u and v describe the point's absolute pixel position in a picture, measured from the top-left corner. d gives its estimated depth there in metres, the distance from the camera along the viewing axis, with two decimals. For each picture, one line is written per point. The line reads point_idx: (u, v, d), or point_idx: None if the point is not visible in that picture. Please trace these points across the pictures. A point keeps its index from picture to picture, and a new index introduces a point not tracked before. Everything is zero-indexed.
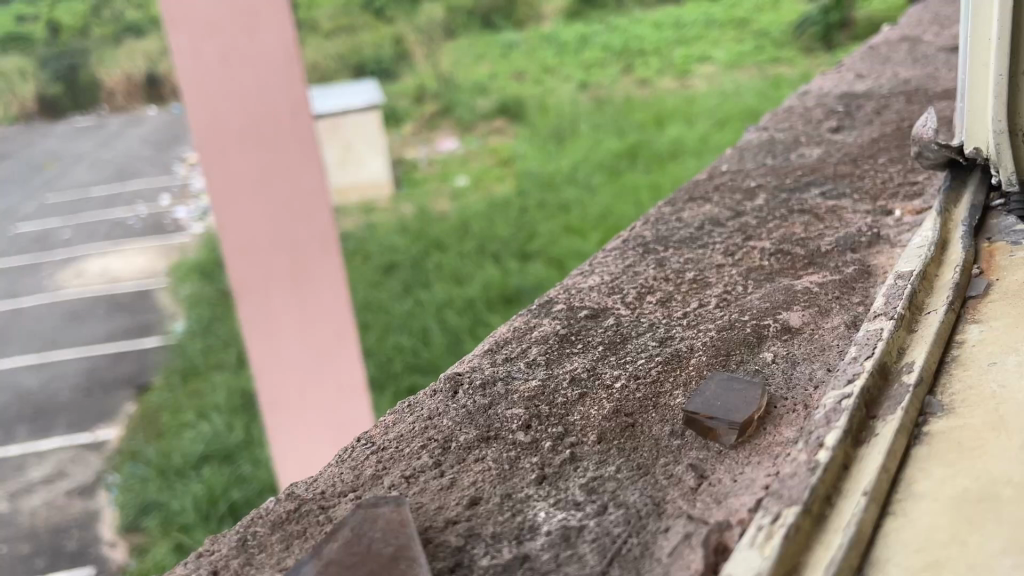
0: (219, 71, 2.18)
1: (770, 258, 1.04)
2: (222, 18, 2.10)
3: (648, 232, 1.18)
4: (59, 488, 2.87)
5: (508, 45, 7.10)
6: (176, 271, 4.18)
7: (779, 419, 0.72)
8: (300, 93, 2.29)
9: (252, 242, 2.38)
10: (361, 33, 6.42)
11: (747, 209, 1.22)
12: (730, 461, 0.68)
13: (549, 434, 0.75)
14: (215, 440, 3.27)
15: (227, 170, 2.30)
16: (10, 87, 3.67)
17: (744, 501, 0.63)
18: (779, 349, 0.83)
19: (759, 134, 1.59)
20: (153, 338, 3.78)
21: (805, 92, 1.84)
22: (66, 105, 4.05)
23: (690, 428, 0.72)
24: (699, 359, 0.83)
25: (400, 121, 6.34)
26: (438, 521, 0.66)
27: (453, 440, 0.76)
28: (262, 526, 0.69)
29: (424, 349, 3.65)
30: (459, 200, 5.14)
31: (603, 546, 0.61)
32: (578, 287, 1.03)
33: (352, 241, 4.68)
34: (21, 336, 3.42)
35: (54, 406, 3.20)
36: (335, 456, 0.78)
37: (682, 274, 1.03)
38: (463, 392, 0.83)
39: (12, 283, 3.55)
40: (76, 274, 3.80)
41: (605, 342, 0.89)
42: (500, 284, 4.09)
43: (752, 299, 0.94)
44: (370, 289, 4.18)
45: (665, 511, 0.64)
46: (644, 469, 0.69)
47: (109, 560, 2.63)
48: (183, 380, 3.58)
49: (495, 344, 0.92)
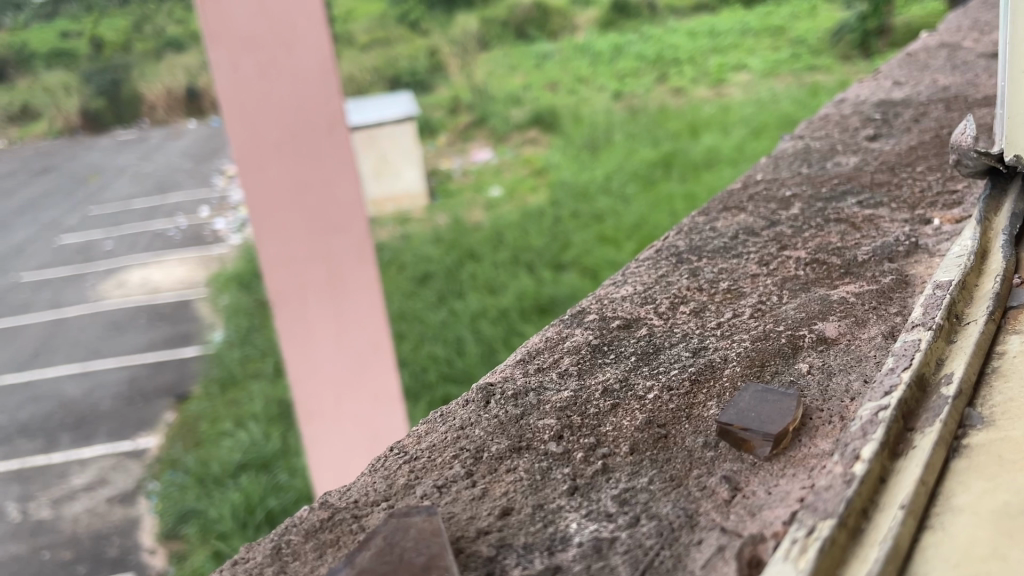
0: (257, 85, 2.21)
1: (805, 268, 1.03)
2: (259, 32, 2.14)
3: (682, 242, 1.18)
4: (102, 495, 2.94)
5: (541, 54, 6.83)
6: (214, 283, 4.19)
7: (814, 431, 0.71)
8: (336, 106, 2.31)
9: (288, 251, 2.40)
10: (397, 46, 6.26)
11: (782, 218, 1.20)
12: (765, 474, 0.67)
13: (581, 445, 0.75)
14: (252, 448, 3.34)
15: (264, 181, 2.32)
16: (57, 102, 3.91)
17: (778, 514, 0.62)
18: (815, 360, 0.82)
19: (795, 142, 1.58)
20: (193, 347, 3.82)
21: (841, 100, 1.82)
22: (109, 118, 4.37)
23: (724, 439, 0.72)
24: (733, 370, 0.82)
25: (435, 132, 6.39)
26: (471, 531, 0.66)
27: (486, 450, 0.77)
28: (295, 534, 0.70)
29: (458, 358, 3.68)
30: (492, 210, 5.17)
31: (635, 558, 0.60)
32: (610, 296, 1.03)
33: (387, 250, 4.73)
34: (66, 345, 3.49)
35: (96, 414, 3.28)
36: (368, 466, 0.78)
37: (716, 284, 1.02)
38: (495, 402, 0.84)
39: (56, 293, 3.63)
40: (117, 284, 3.87)
41: (638, 353, 0.89)
42: (534, 293, 4.10)
43: (787, 309, 0.93)
44: (405, 298, 4.21)
45: (698, 523, 0.63)
46: (677, 480, 0.68)
47: (149, 566, 2.71)
48: (222, 390, 3.65)
49: (527, 354, 0.92)
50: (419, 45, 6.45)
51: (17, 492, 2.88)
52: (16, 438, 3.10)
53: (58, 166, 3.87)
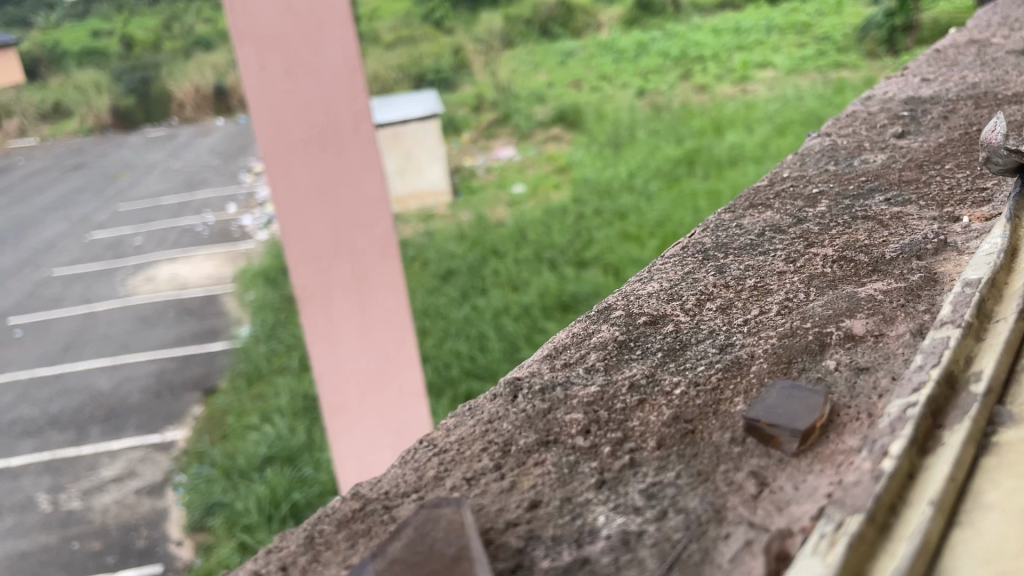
0: (284, 83, 2.23)
1: (833, 266, 1.03)
2: (287, 31, 2.16)
3: (708, 239, 1.18)
4: (130, 487, 3.01)
5: (564, 52, 6.34)
6: (242, 278, 4.30)
7: (841, 427, 0.72)
8: (363, 104, 2.33)
9: (314, 247, 2.42)
10: (422, 45, 6.19)
11: (808, 216, 1.20)
12: (792, 469, 0.68)
13: (609, 439, 0.76)
14: (278, 441, 3.37)
15: (291, 178, 2.35)
16: (86, 100, 3.94)
17: (806, 509, 0.63)
18: (842, 357, 0.82)
19: (822, 140, 1.57)
20: (220, 342, 3.87)
21: (869, 97, 1.81)
22: (139, 117, 4.41)
23: (751, 435, 0.72)
24: (760, 367, 0.83)
25: (459, 129, 6.65)
26: (499, 523, 0.67)
27: (513, 443, 0.78)
28: (328, 524, 0.72)
29: (481, 354, 3.70)
30: (515, 207, 5.17)
31: (662, 551, 0.61)
32: (636, 293, 1.04)
33: (410, 248, 4.77)
34: (95, 341, 3.68)
35: (126, 406, 3.37)
36: (399, 458, 0.79)
37: (743, 281, 1.02)
38: (522, 397, 0.84)
39: (86, 288, 3.85)
40: (146, 280, 4.06)
41: (665, 349, 0.89)
42: (557, 290, 4.09)
43: (814, 306, 0.93)
44: (428, 295, 4.24)
45: (726, 517, 0.64)
46: (704, 475, 0.69)
47: (176, 558, 2.74)
48: (248, 383, 3.70)
49: (554, 350, 0.93)
50: (444, 43, 6.28)
51: (48, 484, 2.95)
52: (47, 430, 3.19)
53: (87, 165, 4.03)
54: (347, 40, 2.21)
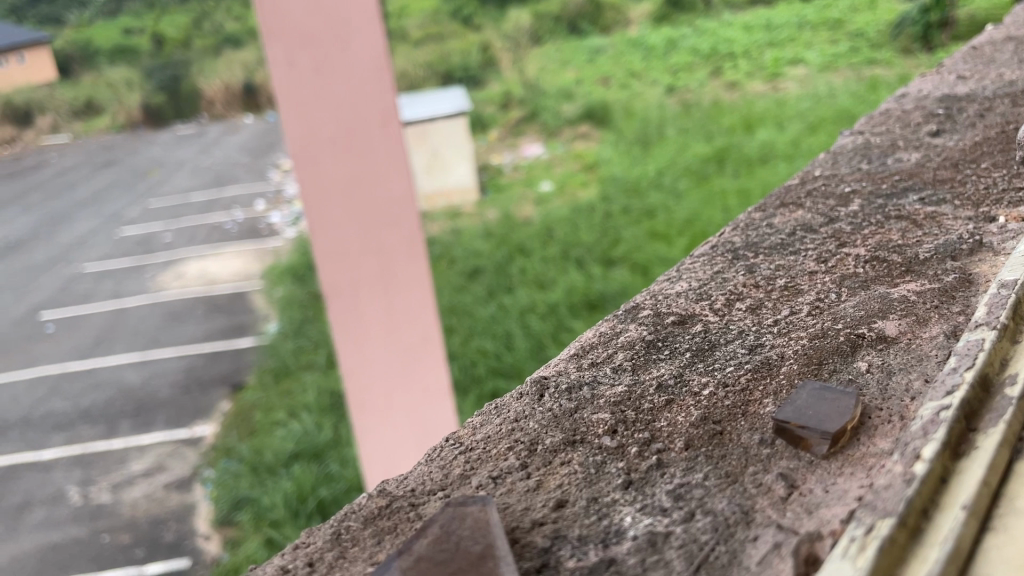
0: (312, 81, 2.24)
1: (865, 266, 1.02)
2: (315, 29, 2.17)
3: (737, 238, 1.17)
4: (159, 481, 3.07)
5: (593, 50, 6.56)
6: (270, 274, 4.43)
7: (873, 429, 0.71)
8: (391, 102, 2.33)
9: (343, 244, 2.44)
10: (450, 41, 6.41)
11: (840, 215, 1.19)
12: (822, 472, 0.67)
13: (636, 439, 0.75)
14: (304, 438, 3.37)
15: (319, 175, 2.36)
16: (117, 97, 3.96)
17: (836, 512, 0.62)
18: (874, 358, 0.81)
19: (855, 138, 1.55)
20: (248, 338, 3.98)
21: (903, 95, 1.78)
22: (169, 113, 4.45)
23: (780, 437, 0.71)
24: (790, 368, 0.82)
25: (486, 127, 6.55)
26: (526, 522, 0.67)
27: (540, 442, 0.78)
28: (354, 521, 0.72)
29: (507, 353, 3.71)
30: (543, 205, 5.17)
31: (689, 553, 0.61)
32: (665, 293, 1.03)
33: (437, 247, 4.81)
34: (126, 335, 3.78)
35: (155, 400, 3.45)
36: (425, 455, 0.80)
37: (773, 281, 1.01)
38: (549, 396, 0.84)
39: (117, 284, 3.97)
40: (176, 276, 4.22)
41: (693, 349, 0.89)
42: (584, 289, 4.07)
43: (846, 307, 0.92)
44: (455, 293, 4.27)
45: (754, 520, 0.63)
46: (732, 477, 0.68)
47: (204, 552, 2.80)
48: (276, 379, 3.73)
49: (581, 349, 0.93)
50: (472, 40, 6.56)
51: (79, 476, 3.01)
52: (79, 424, 3.27)
53: (119, 161, 4.07)
54: (375, 37, 2.22)
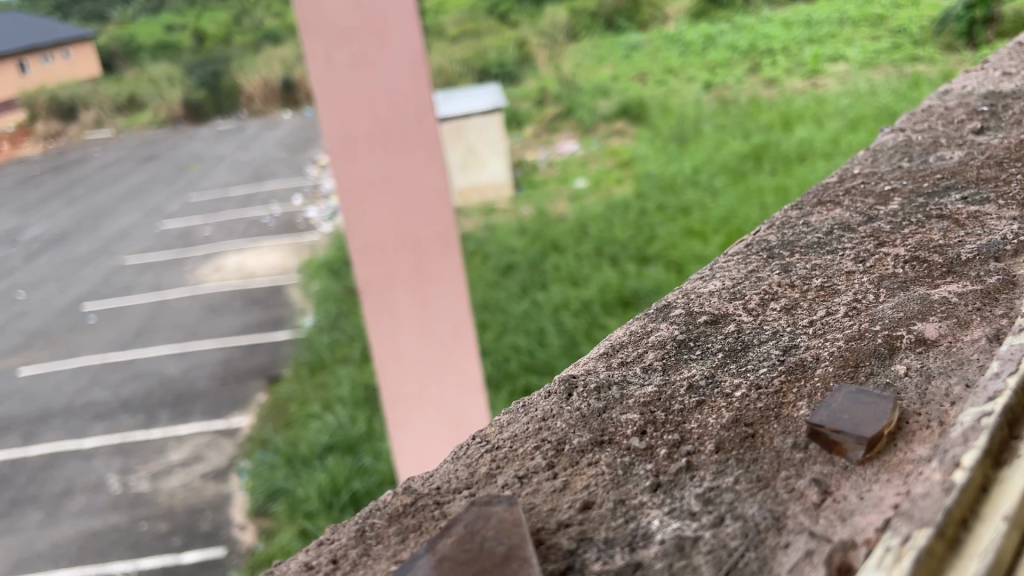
0: (349, 77, 2.25)
1: (904, 266, 0.99)
2: (352, 25, 2.18)
3: (773, 236, 1.15)
4: (196, 471, 3.13)
5: (630, 46, 6.35)
6: (307, 269, 4.44)
7: (910, 435, 0.68)
8: (427, 98, 2.33)
9: (376, 240, 2.44)
10: (487, 37, 6.42)
11: (879, 214, 1.16)
12: (858, 478, 0.65)
13: (665, 441, 0.74)
14: (339, 431, 3.34)
15: (354, 171, 2.36)
16: (159, 93, 4.28)
17: (871, 520, 0.60)
18: (912, 361, 0.79)
19: (894, 135, 1.52)
20: (285, 332, 4.01)
21: (946, 91, 1.74)
22: (208, 109, 4.69)
23: (814, 441, 0.70)
24: (825, 370, 0.80)
25: (521, 124, 6.49)
26: (551, 523, 0.67)
27: (567, 442, 0.77)
28: (379, 518, 0.71)
29: (540, 349, 3.70)
30: (577, 202, 5.16)
31: (718, 558, 0.59)
32: (697, 291, 1.01)
33: (472, 242, 4.85)
34: (165, 328, 3.96)
35: (193, 392, 3.56)
36: (451, 453, 0.79)
37: (809, 281, 0.99)
38: (577, 395, 0.83)
39: (157, 275, 4.28)
40: (215, 270, 4.39)
41: (726, 350, 0.87)
42: (618, 285, 4.04)
43: (885, 308, 0.89)
44: (489, 289, 4.29)
45: (785, 526, 0.61)
46: (764, 481, 0.67)
47: (239, 542, 2.83)
48: (311, 373, 3.74)
49: (611, 347, 0.92)
50: (507, 36, 6.54)
51: (118, 466, 3.12)
52: (119, 415, 3.40)
53: (160, 155, 4.50)
54: (412, 33, 2.22)
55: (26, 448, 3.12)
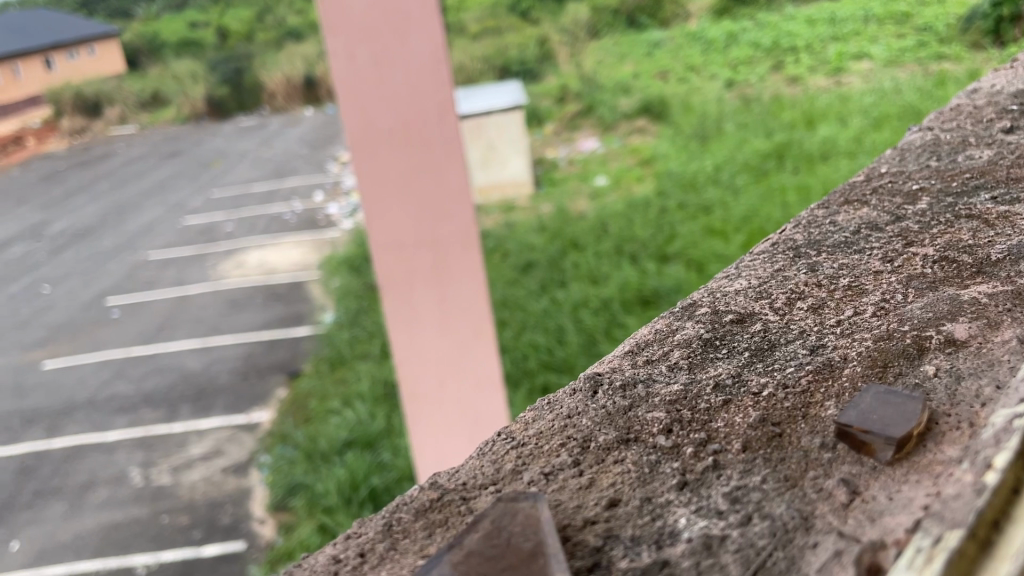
0: (371, 74, 2.26)
1: (933, 266, 0.98)
2: (375, 23, 2.19)
3: (799, 236, 1.14)
4: (217, 464, 3.16)
5: (653, 45, 6.33)
6: (328, 266, 4.49)
7: (940, 436, 0.68)
8: (449, 95, 2.33)
9: (398, 236, 2.45)
10: (507, 35, 6.60)
11: (908, 214, 1.15)
12: (886, 478, 0.64)
13: (692, 439, 0.74)
14: (358, 426, 3.27)
15: (376, 168, 2.37)
16: (183, 90, 4.87)
17: (900, 521, 0.59)
18: (942, 362, 0.78)
19: (922, 134, 1.50)
20: (305, 327, 4.05)
21: (975, 90, 1.72)
22: (232, 106, 5.32)
23: (842, 441, 0.69)
24: (853, 370, 0.79)
25: (542, 121, 6.51)
26: (577, 520, 0.67)
27: (593, 440, 0.77)
28: (405, 513, 0.72)
29: (559, 347, 3.71)
30: (597, 200, 5.16)
31: (746, 557, 0.59)
32: (723, 290, 1.01)
33: (491, 239, 4.86)
34: (187, 322, 4.08)
35: (214, 388, 3.60)
36: (477, 449, 0.80)
37: (837, 280, 0.98)
38: (603, 393, 0.83)
39: (180, 271, 4.48)
40: (236, 265, 4.56)
41: (752, 349, 0.87)
42: (638, 284, 4.02)
43: (914, 309, 0.89)
44: (508, 286, 4.30)
45: (813, 526, 0.61)
46: (792, 481, 0.66)
47: (259, 535, 2.83)
48: (331, 368, 3.71)
49: (636, 345, 0.92)
50: (529, 34, 6.71)
51: (140, 459, 3.17)
52: (142, 407, 3.46)
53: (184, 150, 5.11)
54: (434, 31, 2.22)
55: (53, 442, 3.28)
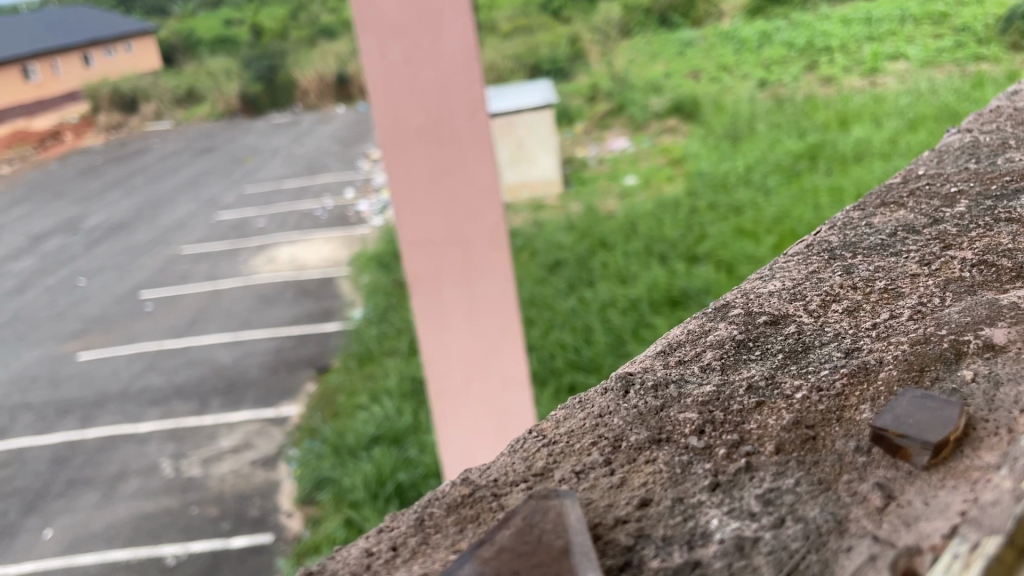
0: (403, 73, 2.27)
1: (972, 270, 0.97)
2: (407, 21, 2.20)
3: (834, 237, 1.13)
4: (246, 457, 3.20)
5: (684, 42, 6.16)
6: (357, 262, 4.51)
7: (978, 442, 0.67)
8: (480, 93, 2.33)
9: (427, 233, 2.46)
10: (539, 33, 6.83)
11: (946, 216, 1.14)
12: (922, 483, 0.64)
13: (724, 441, 0.74)
14: (385, 422, 3.28)
15: (406, 165, 2.38)
16: (218, 87, 5.43)
17: (936, 526, 0.58)
18: (980, 367, 0.77)
19: (960, 136, 1.48)
20: (334, 323, 4.09)
21: (1016, 92, 1.69)
22: (265, 102, 5.75)
23: (877, 445, 0.69)
24: (888, 373, 0.79)
25: (572, 120, 6.46)
26: (609, 519, 0.67)
27: (624, 439, 0.77)
28: (438, 507, 0.73)
29: (586, 346, 3.70)
30: (627, 199, 5.16)
31: (779, 560, 0.59)
32: (757, 291, 1.01)
33: (519, 238, 4.87)
34: (218, 316, 4.16)
35: (244, 381, 3.65)
36: (508, 446, 0.80)
37: (872, 283, 0.98)
38: (634, 392, 0.83)
39: (213, 267, 4.59)
40: (268, 261, 4.62)
41: (786, 350, 0.86)
42: (666, 284, 3.99)
43: (951, 312, 0.88)
44: (535, 285, 4.30)
45: (848, 530, 0.61)
46: (826, 484, 0.66)
47: (286, 529, 2.85)
48: (359, 364, 3.72)
49: (668, 346, 0.92)
50: (561, 32, 6.83)
51: (171, 450, 3.22)
52: (173, 400, 3.52)
53: (218, 147, 5.54)
54: (466, 29, 2.23)
55: (86, 432, 3.36)
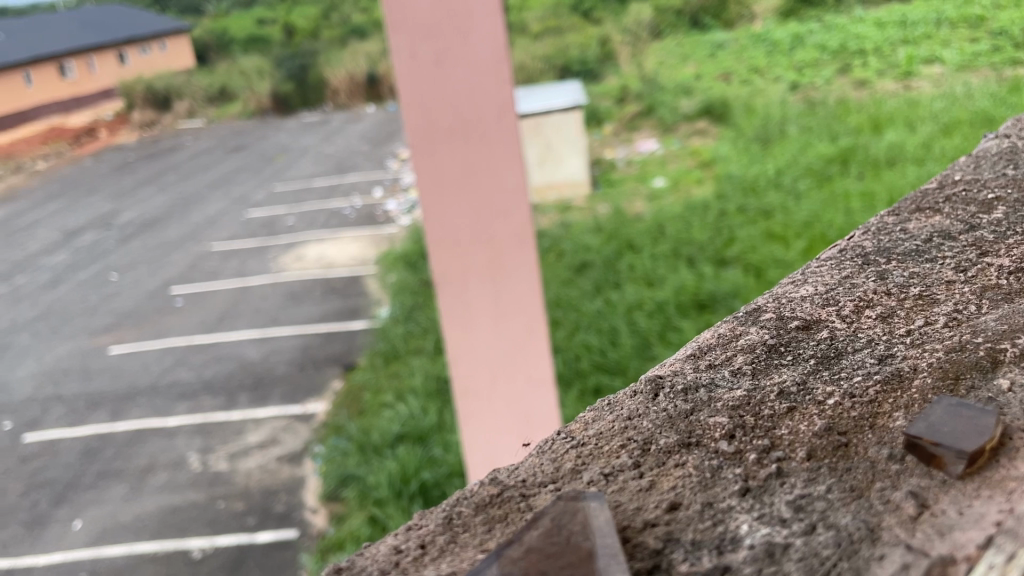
0: (432, 73, 2.28)
1: (1009, 278, 0.96)
2: (438, 21, 2.21)
3: (868, 243, 1.12)
4: (272, 453, 3.22)
5: (717, 44, 6.20)
6: (384, 261, 4.50)
7: (1014, 452, 0.66)
8: (509, 94, 2.34)
9: (455, 233, 2.47)
10: (568, 34, 7.13)
11: (983, 223, 1.12)
12: (957, 493, 0.63)
13: (755, 446, 0.73)
14: (410, 420, 3.24)
15: (435, 164, 2.38)
16: (251, 86, 6.11)
17: (971, 536, 0.58)
18: (1017, 376, 0.76)
19: (1000, 141, 1.46)
20: (361, 321, 4.10)
21: None
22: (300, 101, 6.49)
23: (911, 453, 0.68)
24: (923, 381, 0.78)
25: (601, 121, 6.46)
26: (637, 521, 0.67)
27: (653, 442, 0.77)
28: (466, 506, 0.73)
29: (612, 348, 3.69)
30: (654, 201, 5.13)
31: (809, 566, 0.58)
32: (789, 296, 1.00)
33: (546, 239, 4.87)
34: (248, 313, 4.20)
35: (272, 377, 3.68)
36: (537, 447, 0.80)
37: (907, 289, 0.96)
38: (664, 396, 0.83)
39: (242, 264, 4.64)
40: (296, 259, 4.66)
41: (819, 356, 0.86)
42: (694, 288, 3.97)
43: (987, 320, 0.87)
44: (562, 287, 4.30)
45: (881, 538, 0.60)
46: (858, 492, 0.65)
47: (311, 525, 2.85)
48: (385, 362, 3.71)
49: (698, 349, 0.91)
50: (591, 33, 7.10)
51: (199, 445, 3.25)
52: (202, 395, 3.57)
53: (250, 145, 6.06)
54: (496, 30, 2.23)
55: (117, 424, 3.41)
